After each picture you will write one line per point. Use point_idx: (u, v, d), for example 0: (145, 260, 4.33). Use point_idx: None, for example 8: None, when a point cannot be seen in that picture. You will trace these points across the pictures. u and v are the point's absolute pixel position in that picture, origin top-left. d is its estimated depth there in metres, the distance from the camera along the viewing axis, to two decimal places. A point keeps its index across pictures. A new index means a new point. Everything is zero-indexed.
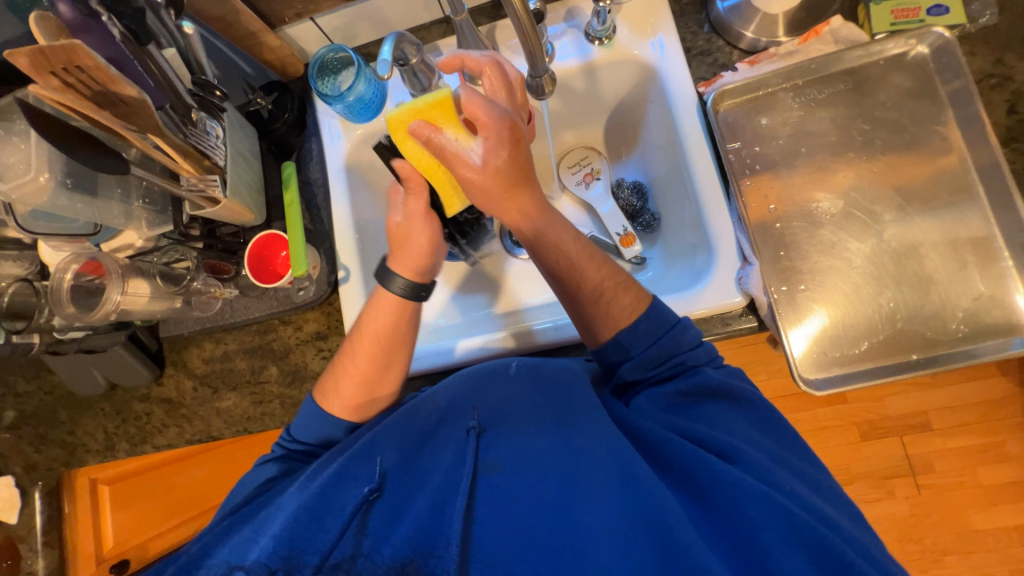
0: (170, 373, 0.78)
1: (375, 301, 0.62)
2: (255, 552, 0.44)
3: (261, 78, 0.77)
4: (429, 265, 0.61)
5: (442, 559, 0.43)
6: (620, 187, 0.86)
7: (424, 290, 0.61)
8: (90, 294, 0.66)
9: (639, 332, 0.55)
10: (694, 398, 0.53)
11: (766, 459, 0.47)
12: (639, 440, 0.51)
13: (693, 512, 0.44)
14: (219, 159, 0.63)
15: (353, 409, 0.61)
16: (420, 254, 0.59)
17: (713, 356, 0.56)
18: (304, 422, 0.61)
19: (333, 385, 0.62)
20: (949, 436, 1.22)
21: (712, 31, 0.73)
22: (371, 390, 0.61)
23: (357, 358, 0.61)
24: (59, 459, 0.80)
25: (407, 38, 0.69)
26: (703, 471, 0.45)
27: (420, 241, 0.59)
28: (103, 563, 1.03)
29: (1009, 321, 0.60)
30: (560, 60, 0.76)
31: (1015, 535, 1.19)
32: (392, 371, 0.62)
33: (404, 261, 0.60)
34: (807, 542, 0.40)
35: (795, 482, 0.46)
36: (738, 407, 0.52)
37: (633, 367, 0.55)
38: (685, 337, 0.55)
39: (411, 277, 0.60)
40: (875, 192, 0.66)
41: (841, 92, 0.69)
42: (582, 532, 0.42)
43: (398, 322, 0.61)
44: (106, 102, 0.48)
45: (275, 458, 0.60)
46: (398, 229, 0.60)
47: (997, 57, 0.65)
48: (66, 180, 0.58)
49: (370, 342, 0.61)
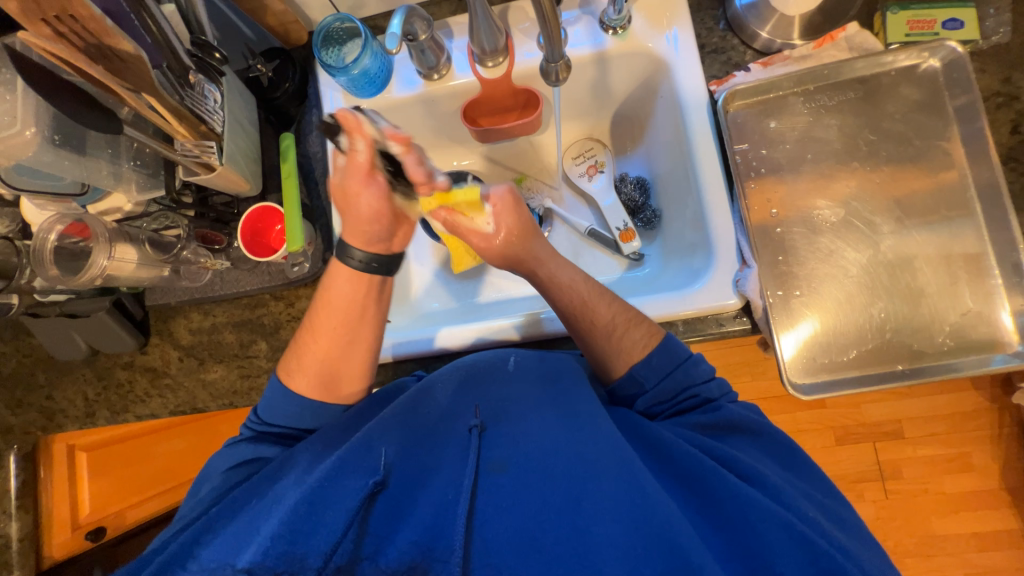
0: (155, 342, 0.76)
1: (332, 274, 0.61)
2: (250, 553, 0.42)
3: (262, 44, 0.75)
4: (374, 232, 0.60)
5: (446, 564, 0.43)
6: (622, 182, 0.85)
7: (376, 261, 0.61)
8: (74, 257, 0.63)
9: (652, 366, 0.56)
10: (719, 431, 0.53)
11: (788, 485, 0.48)
12: (658, 449, 0.51)
13: (705, 526, 0.45)
14: (217, 125, 0.61)
15: (317, 389, 0.60)
16: (363, 219, 0.59)
17: (725, 391, 0.57)
18: (271, 405, 0.59)
19: (297, 363, 0.60)
20: (919, 444, 1.25)
21: (728, 29, 0.72)
22: (338, 370, 0.61)
23: (317, 333, 0.61)
24: (36, 424, 0.78)
25: (418, 13, 0.66)
26: (717, 483, 0.46)
27: (363, 209, 0.58)
28: (78, 531, 1.01)
29: (992, 337, 0.62)
30: (573, 47, 0.74)
31: (973, 541, 1.24)
32: (356, 347, 0.61)
33: (351, 229, 0.60)
34: (824, 566, 0.40)
35: (817, 510, 0.47)
36: (757, 440, 0.53)
37: (648, 400, 0.57)
38: (696, 370, 0.57)
39: (365, 247, 0.61)
40: (875, 203, 0.67)
41: (850, 100, 0.69)
42: (589, 543, 0.42)
43: (355, 295, 0.61)
44: (100, 56, 0.46)
45: (243, 440, 0.59)
46: (341, 191, 0.59)
47: (1005, 76, 0.65)
48: (53, 137, 0.56)
49: (330, 317, 0.60)
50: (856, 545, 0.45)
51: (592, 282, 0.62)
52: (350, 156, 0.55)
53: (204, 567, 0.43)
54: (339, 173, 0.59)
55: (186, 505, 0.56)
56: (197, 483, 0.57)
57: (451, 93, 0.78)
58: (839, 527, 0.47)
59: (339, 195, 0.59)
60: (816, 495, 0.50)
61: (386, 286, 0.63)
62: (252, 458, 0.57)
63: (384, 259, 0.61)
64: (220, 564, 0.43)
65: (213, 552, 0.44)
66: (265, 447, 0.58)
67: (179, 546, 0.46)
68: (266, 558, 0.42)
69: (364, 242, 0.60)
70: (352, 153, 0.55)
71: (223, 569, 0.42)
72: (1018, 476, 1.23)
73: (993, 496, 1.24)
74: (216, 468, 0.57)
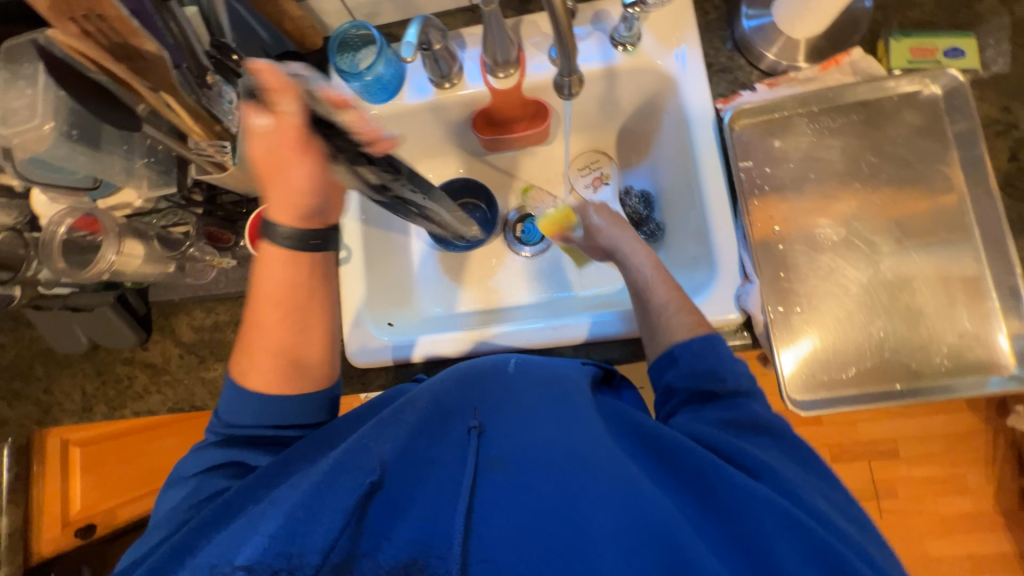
0: (156, 338, 0.76)
1: (265, 260, 0.56)
2: (250, 550, 0.42)
3: (278, 47, 0.78)
4: (306, 205, 0.53)
5: (445, 560, 0.44)
6: (628, 195, 0.87)
7: (313, 239, 0.55)
8: (83, 250, 0.65)
9: (692, 349, 0.58)
10: (743, 430, 0.51)
11: (796, 476, 0.48)
12: (656, 446, 0.50)
13: (705, 522, 0.45)
14: (232, 126, 0.62)
15: (274, 383, 0.57)
16: (296, 195, 0.52)
17: (756, 391, 0.55)
18: (235, 407, 0.56)
19: (248, 363, 0.57)
20: (914, 465, 1.26)
21: (735, 49, 0.74)
22: (300, 358, 0.58)
23: (262, 327, 0.57)
24: (31, 417, 0.77)
25: (433, 24, 0.68)
26: (720, 481, 0.45)
27: (297, 185, 0.51)
28: (67, 528, 1.01)
29: (989, 359, 0.63)
30: (584, 61, 0.75)
31: (966, 564, 1.24)
32: (312, 333, 0.58)
33: (279, 203, 0.53)
34: (823, 552, 0.40)
35: (821, 501, 0.46)
36: (774, 436, 0.51)
37: (677, 374, 0.57)
38: (736, 365, 0.56)
39: (295, 223, 0.54)
40: (875, 224, 0.68)
41: (853, 123, 0.70)
42: (586, 542, 0.43)
43: (294, 278, 0.56)
44: (124, 55, 0.47)
45: (210, 444, 0.56)
46: (267, 161, 0.51)
47: (1004, 105, 0.67)
48: (71, 131, 0.56)
49: (273, 308, 0.56)
50: (869, 543, 0.45)
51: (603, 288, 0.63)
52: (277, 121, 0.47)
53: (200, 566, 0.43)
54: (258, 132, 0.49)
55: (160, 510, 0.54)
56: (170, 487, 0.56)
57: (463, 102, 0.79)
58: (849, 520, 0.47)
59: (265, 165, 0.52)
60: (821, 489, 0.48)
61: (328, 258, 0.58)
62: (224, 462, 0.55)
63: (324, 234, 0.56)
64: (219, 562, 0.43)
65: (210, 553, 0.44)
66: (238, 452, 0.55)
67: (183, 539, 0.47)
68: (265, 555, 0.42)
69: (291, 215, 0.54)
70: (280, 115, 0.47)
71: (222, 567, 0.42)
72: (1013, 499, 1.23)
73: (987, 519, 1.24)
74: (186, 473, 0.55)
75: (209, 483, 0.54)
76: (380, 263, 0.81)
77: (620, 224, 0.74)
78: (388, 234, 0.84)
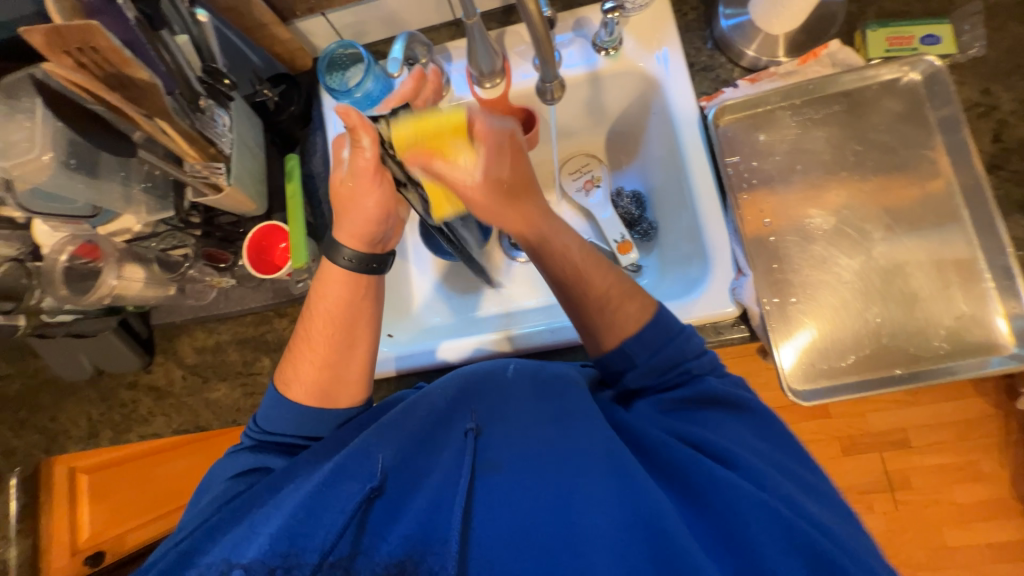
0: (160, 361, 0.77)
1: (326, 277, 0.61)
2: (253, 549, 0.44)
3: (269, 70, 0.79)
4: (373, 231, 0.59)
5: (442, 557, 0.43)
6: (620, 196, 0.88)
7: (374, 261, 0.61)
8: (83, 278, 0.65)
9: (643, 341, 0.55)
10: (694, 405, 0.53)
11: (766, 464, 0.48)
12: (638, 445, 0.51)
13: (691, 514, 0.45)
14: (225, 147, 0.63)
15: (317, 394, 0.58)
16: (368, 220, 0.58)
17: (716, 365, 0.56)
18: (269, 413, 0.58)
19: (293, 372, 0.59)
20: (926, 453, 1.24)
21: (715, 48, 0.75)
22: (339, 376, 0.59)
23: (312, 340, 0.60)
24: (39, 446, 0.78)
25: (418, 39, 0.70)
26: (697, 471, 0.46)
27: (370, 210, 0.57)
28: (76, 555, 1.02)
29: (988, 340, 0.63)
30: (567, 68, 0.77)
31: (986, 553, 1.22)
32: (356, 351, 0.60)
33: (349, 227, 0.59)
34: (803, 542, 0.40)
35: (792, 486, 0.46)
36: (741, 416, 0.52)
37: (637, 376, 0.55)
38: (689, 345, 0.55)
39: (358, 247, 0.60)
40: (865, 211, 0.69)
41: (836, 113, 0.71)
42: (580, 535, 0.43)
43: (352, 296, 0.60)
44: (117, 84, 0.49)
45: (244, 449, 0.58)
46: (344, 188, 0.58)
47: (984, 87, 0.68)
48: (68, 160, 0.58)
49: (326, 322, 0.60)
50: (830, 517, 0.45)
51: (580, 277, 0.59)
52: (356, 154, 0.54)
53: (207, 567, 0.44)
54: (344, 171, 0.58)
55: (186, 516, 0.54)
56: (198, 492, 0.56)
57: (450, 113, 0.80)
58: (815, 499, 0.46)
59: (342, 192, 0.58)
60: (803, 478, 0.49)
61: (380, 283, 0.63)
62: (252, 468, 0.56)
63: (382, 258, 0.61)
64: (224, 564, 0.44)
65: (217, 553, 0.45)
66: (267, 457, 0.56)
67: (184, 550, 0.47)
68: (264, 554, 0.43)
69: (358, 241, 0.59)
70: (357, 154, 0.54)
71: (223, 565, 0.44)
72: None
73: (1005, 506, 1.22)
74: (220, 477, 0.55)
75: (234, 486, 0.54)
76: None
77: (513, 159, 0.54)
78: None
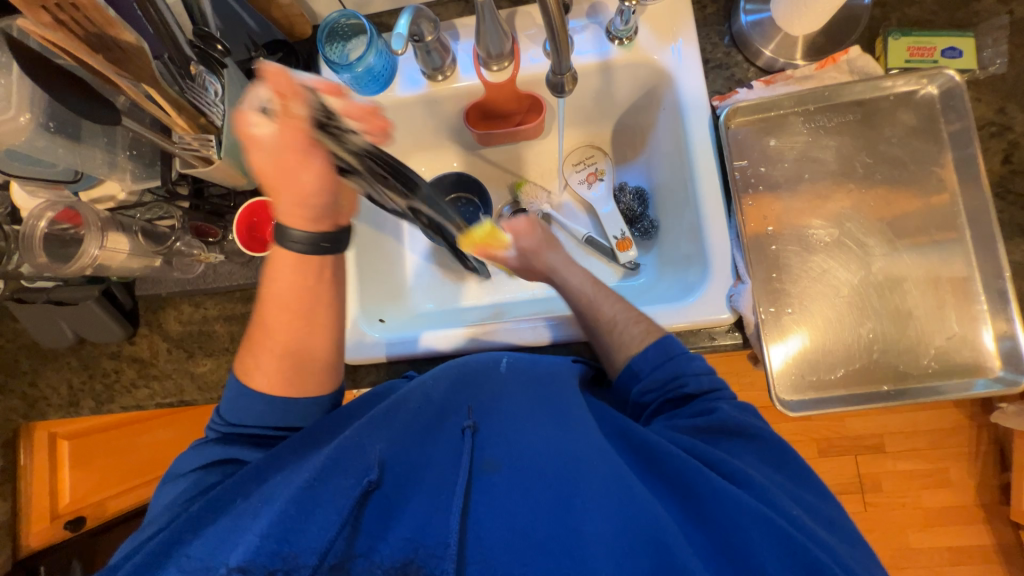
0: (144, 332, 0.75)
1: (277, 263, 0.56)
2: (240, 552, 0.42)
3: (265, 35, 0.75)
4: (315, 206, 0.52)
5: (442, 561, 0.43)
6: (622, 191, 0.86)
7: (324, 240, 0.55)
8: (63, 244, 0.62)
9: (647, 358, 0.59)
10: (711, 434, 0.52)
11: (775, 486, 0.48)
12: (642, 453, 0.50)
13: (689, 524, 0.45)
14: (217, 118, 0.60)
15: (280, 383, 0.57)
16: (307, 194, 0.51)
17: (722, 391, 0.56)
18: (233, 405, 0.56)
19: (254, 363, 0.58)
20: (900, 458, 1.28)
21: (732, 44, 0.73)
22: (300, 358, 0.58)
23: (268, 329, 0.57)
24: (16, 410, 0.76)
25: (425, 14, 0.66)
26: (699, 481, 0.46)
27: (308, 185, 0.50)
28: (55, 520, 1.00)
29: (976, 361, 0.63)
30: (579, 54, 0.74)
31: (947, 555, 1.27)
32: (316, 332, 0.58)
33: (287, 208, 0.52)
34: (806, 560, 0.40)
35: (802, 511, 0.46)
36: (748, 441, 0.52)
37: (639, 389, 0.59)
38: (692, 365, 0.57)
39: (305, 227, 0.54)
40: (867, 224, 0.68)
41: (849, 122, 0.70)
42: (580, 544, 0.42)
43: (303, 279, 0.57)
44: (100, 46, 0.45)
45: (209, 441, 0.56)
46: (270, 167, 0.49)
47: (999, 106, 0.67)
48: (48, 124, 0.55)
49: (280, 309, 0.57)
50: (838, 545, 0.45)
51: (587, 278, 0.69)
52: (284, 118, 0.46)
53: (186, 566, 0.42)
54: (262, 150, 0.49)
55: (155, 506, 0.53)
56: (166, 484, 0.54)
57: (455, 94, 0.78)
58: (827, 528, 0.47)
59: (268, 170, 0.50)
60: (806, 499, 0.49)
61: (336, 261, 0.58)
62: (223, 459, 0.54)
63: (334, 235, 0.56)
64: (208, 564, 0.42)
65: (198, 550, 0.44)
66: (236, 449, 0.55)
67: (172, 533, 0.46)
68: (258, 556, 0.41)
69: (302, 221, 0.54)
70: (286, 116, 0.46)
71: (213, 568, 0.41)
72: (994, 492, 1.26)
73: (969, 512, 1.27)
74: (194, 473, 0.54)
75: (205, 477, 0.53)
76: (371, 258, 0.81)
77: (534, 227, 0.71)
78: (382, 231, 0.84)
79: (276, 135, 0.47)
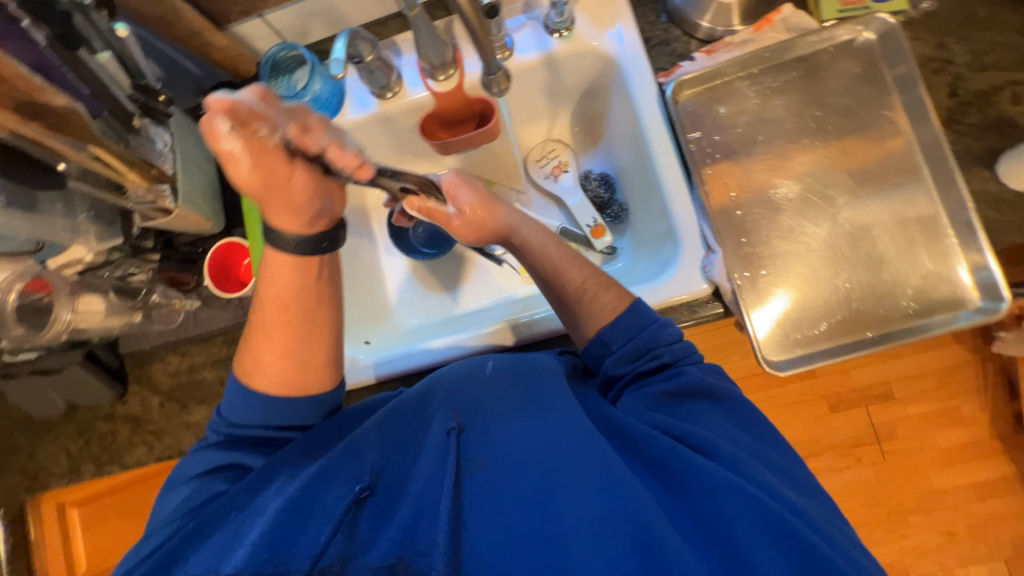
0: (134, 390, 0.75)
1: (270, 262, 0.55)
2: (234, 560, 0.44)
3: (210, 78, 0.76)
4: (308, 207, 0.51)
5: (430, 558, 0.43)
6: (587, 179, 0.87)
7: (322, 240, 0.54)
8: (38, 313, 0.63)
9: (617, 329, 0.56)
10: (677, 398, 0.52)
11: (749, 456, 0.48)
12: (619, 435, 0.51)
13: (669, 500, 0.46)
14: (168, 168, 0.62)
15: (284, 384, 0.56)
16: (298, 198, 0.49)
17: (691, 352, 0.56)
18: (236, 405, 0.55)
19: (254, 363, 0.57)
20: (910, 403, 1.28)
21: (670, 21, 0.74)
22: (302, 360, 0.57)
23: (268, 329, 0.56)
24: (20, 485, 0.76)
25: (362, 35, 0.66)
26: (678, 462, 0.46)
27: (300, 195, 0.49)
28: None
29: (954, 295, 0.64)
30: (521, 52, 0.74)
31: (972, 492, 1.27)
32: (315, 336, 0.57)
33: (279, 213, 0.50)
34: (778, 528, 0.41)
35: (766, 471, 0.47)
36: (719, 405, 0.52)
37: (614, 362, 0.56)
38: (662, 334, 0.56)
39: (297, 228, 0.53)
40: (828, 176, 0.69)
41: (794, 79, 0.70)
42: (561, 529, 0.43)
43: (296, 280, 0.56)
44: (37, 112, 0.47)
45: (211, 444, 0.56)
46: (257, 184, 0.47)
47: (938, 42, 0.68)
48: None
49: (278, 311, 0.56)
50: (805, 503, 0.46)
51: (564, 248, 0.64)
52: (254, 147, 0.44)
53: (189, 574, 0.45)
54: (241, 170, 0.45)
55: (156, 516, 0.53)
56: (167, 490, 0.54)
57: (407, 109, 0.78)
58: (793, 488, 0.47)
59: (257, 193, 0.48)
60: (783, 466, 0.49)
61: (332, 259, 0.58)
62: (227, 464, 0.54)
63: (331, 233, 0.55)
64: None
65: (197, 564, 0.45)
66: (239, 454, 0.54)
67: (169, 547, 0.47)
68: (252, 559, 0.43)
69: (297, 223, 0.52)
70: (253, 139, 0.44)
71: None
72: (1006, 422, 1.26)
73: (985, 445, 1.27)
74: None
75: (209, 485, 0.53)
76: (348, 284, 0.81)
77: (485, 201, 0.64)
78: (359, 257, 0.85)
79: (246, 152, 0.44)
